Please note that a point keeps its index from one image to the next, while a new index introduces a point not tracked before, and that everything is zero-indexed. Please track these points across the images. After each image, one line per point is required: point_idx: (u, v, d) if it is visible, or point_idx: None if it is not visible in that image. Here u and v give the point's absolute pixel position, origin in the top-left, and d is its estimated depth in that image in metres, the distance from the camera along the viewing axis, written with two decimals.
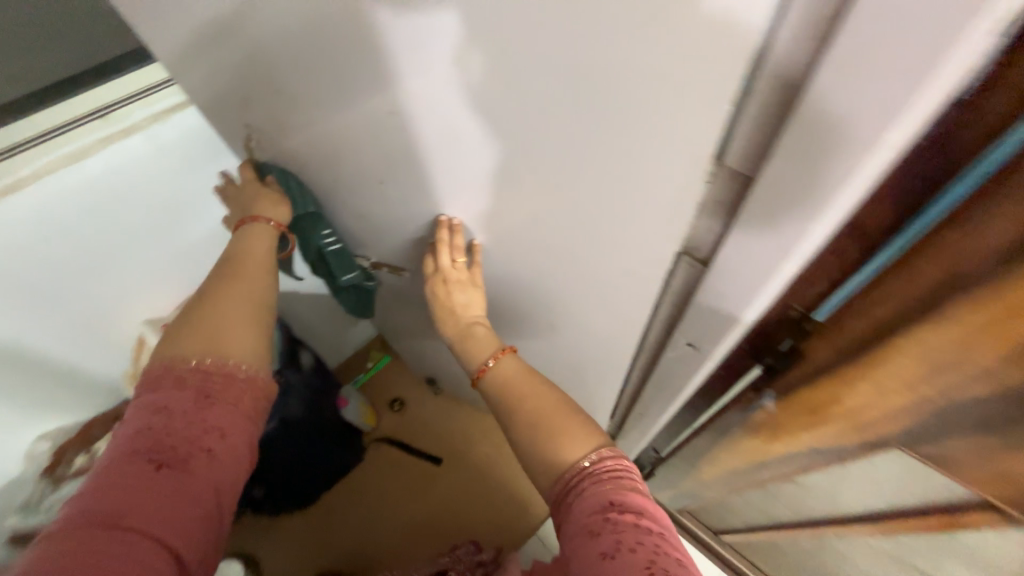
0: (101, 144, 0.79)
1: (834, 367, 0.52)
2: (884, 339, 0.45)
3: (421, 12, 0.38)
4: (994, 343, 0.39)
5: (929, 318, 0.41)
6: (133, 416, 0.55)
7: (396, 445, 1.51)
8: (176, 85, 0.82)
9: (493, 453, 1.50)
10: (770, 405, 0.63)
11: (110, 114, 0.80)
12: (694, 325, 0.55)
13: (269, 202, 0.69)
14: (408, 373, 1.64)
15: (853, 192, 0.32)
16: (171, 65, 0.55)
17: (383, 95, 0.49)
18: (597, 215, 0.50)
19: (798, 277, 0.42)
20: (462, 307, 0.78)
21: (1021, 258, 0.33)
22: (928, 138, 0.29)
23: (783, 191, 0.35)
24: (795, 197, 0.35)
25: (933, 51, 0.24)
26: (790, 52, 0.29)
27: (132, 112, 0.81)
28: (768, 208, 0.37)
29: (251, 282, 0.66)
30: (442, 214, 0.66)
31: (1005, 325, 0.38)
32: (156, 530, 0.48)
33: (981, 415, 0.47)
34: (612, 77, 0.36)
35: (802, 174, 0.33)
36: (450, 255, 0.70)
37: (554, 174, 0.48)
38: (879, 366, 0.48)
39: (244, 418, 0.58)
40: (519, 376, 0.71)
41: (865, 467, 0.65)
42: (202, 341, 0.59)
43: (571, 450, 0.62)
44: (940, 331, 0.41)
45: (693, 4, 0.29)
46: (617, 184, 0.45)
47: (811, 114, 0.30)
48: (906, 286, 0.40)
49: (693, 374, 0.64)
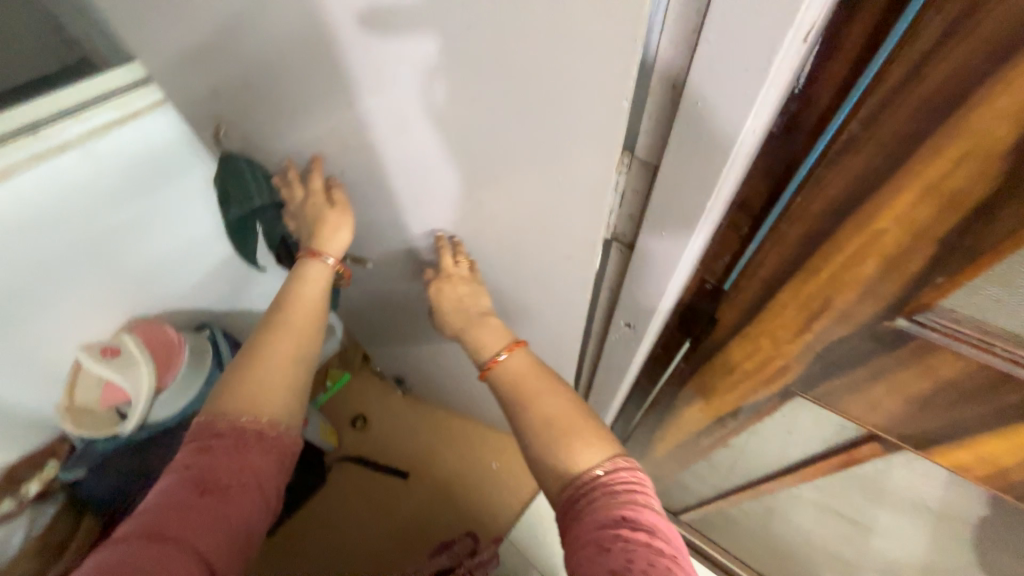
0: (33, 161, 0.71)
1: (718, 353, 0.54)
2: (753, 330, 0.47)
3: (391, 33, 0.37)
4: (874, 359, 0.39)
5: (806, 319, 0.41)
6: (184, 449, 0.50)
7: (359, 463, 1.47)
8: (120, 99, 0.77)
9: (460, 462, 1.48)
10: (700, 398, 0.64)
11: (40, 129, 0.72)
12: (627, 309, 0.57)
13: (330, 228, 0.61)
14: (370, 389, 1.60)
15: (734, 168, 0.36)
16: (177, 62, 0.56)
17: (350, 99, 0.46)
18: (552, 221, 0.49)
19: (707, 247, 0.45)
20: (470, 297, 0.66)
21: (897, 268, 0.32)
22: (776, 124, 0.34)
23: (685, 175, 0.38)
24: (696, 180, 0.38)
25: (759, 49, 0.28)
26: (672, 58, 0.33)
27: (66, 127, 0.73)
28: (675, 190, 0.40)
29: (300, 333, 0.59)
30: (407, 218, 0.62)
31: (857, 320, 0.37)
32: (199, 551, 0.42)
33: (926, 447, 0.43)
34: (553, 96, 0.35)
35: (696, 161, 0.37)
36: (453, 254, 0.63)
37: (518, 179, 0.46)
38: (758, 361, 0.49)
39: (282, 464, 0.52)
40: (532, 375, 0.58)
41: (912, 497, 0.56)
42: (238, 399, 0.51)
43: (580, 456, 0.51)
44: (808, 328, 0.41)
45: (610, 36, 0.30)
46: (562, 193, 0.44)
47: (692, 110, 0.34)
48: (766, 276, 0.41)
49: (632, 359, 0.66)
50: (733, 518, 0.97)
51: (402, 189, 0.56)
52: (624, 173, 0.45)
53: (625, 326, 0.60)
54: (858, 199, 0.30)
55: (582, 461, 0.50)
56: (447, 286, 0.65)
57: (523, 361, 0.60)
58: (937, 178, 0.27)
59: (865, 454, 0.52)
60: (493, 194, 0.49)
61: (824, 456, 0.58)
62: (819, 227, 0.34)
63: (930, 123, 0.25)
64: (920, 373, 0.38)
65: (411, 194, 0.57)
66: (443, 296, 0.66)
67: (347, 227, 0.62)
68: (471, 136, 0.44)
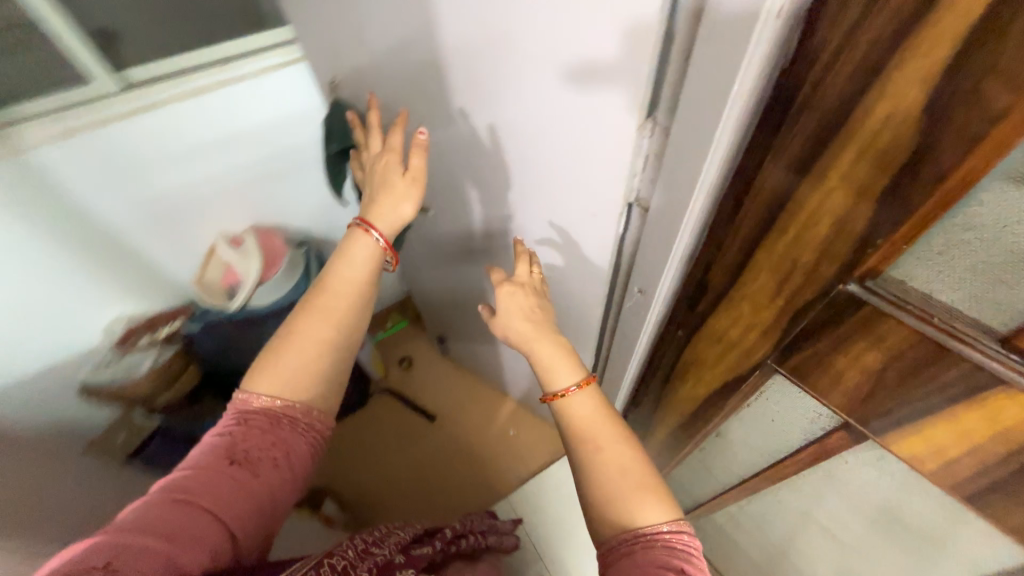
0: (216, 85, 0.98)
1: (707, 322, 0.58)
2: (732, 297, 0.52)
3: (614, 76, 0.44)
4: (837, 327, 0.42)
5: (777, 283, 0.45)
6: (225, 417, 0.56)
7: (399, 398, 1.64)
8: (283, 49, 1.02)
9: (483, 419, 1.60)
10: (697, 375, 0.67)
11: (225, 64, 0.99)
12: (641, 273, 0.65)
13: (386, 203, 0.65)
14: (420, 337, 1.79)
15: (723, 141, 0.41)
16: (329, 23, 0.74)
17: (459, 63, 0.59)
18: (592, 190, 0.58)
19: (706, 215, 0.50)
20: (542, 317, 0.68)
21: (857, 234, 0.36)
22: (770, 101, 0.37)
23: (688, 142, 0.44)
24: (695, 146, 0.43)
25: (740, 20, 0.33)
26: (685, 28, 0.38)
27: (243, 66, 1.00)
28: (682, 151, 0.45)
29: (345, 315, 0.61)
30: (480, 171, 0.74)
31: (820, 287, 0.41)
32: (224, 514, 0.49)
33: (890, 432, 0.44)
34: (617, 84, 0.44)
35: (696, 130, 0.42)
36: (529, 264, 0.72)
37: (608, 174, 0.54)
38: (745, 334, 0.53)
39: (310, 444, 0.57)
40: (605, 418, 0.59)
41: (891, 518, 0.55)
42: (281, 376, 0.56)
43: (645, 512, 0.51)
44: (780, 294, 0.46)
45: (640, 18, 0.38)
46: (602, 167, 0.54)
47: (695, 75, 0.39)
48: (745, 237, 0.45)
49: (643, 326, 0.73)
50: (729, 532, 0.95)
51: (517, 193, 0.71)
52: (648, 138, 0.48)
53: (637, 292, 0.69)
54: (806, 159, 0.36)
55: (648, 518, 0.51)
56: (519, 292, 0.70)
57: (595, 401, 0.60)
58: (873, 135, 0.32)
59: (836, 444, 0.53)
60: (593, 198, 0.59)
61: (801, 451, 0.59)
62: (779, 189, 0.40)
63: (866, 76, 0.30)
64: (872, 344, 0.40)
65: (516, 185, 0.70)
66: (503, 289, 0.70)
67: (410, 198, 0.66)
68: (605, 152, 0.52)
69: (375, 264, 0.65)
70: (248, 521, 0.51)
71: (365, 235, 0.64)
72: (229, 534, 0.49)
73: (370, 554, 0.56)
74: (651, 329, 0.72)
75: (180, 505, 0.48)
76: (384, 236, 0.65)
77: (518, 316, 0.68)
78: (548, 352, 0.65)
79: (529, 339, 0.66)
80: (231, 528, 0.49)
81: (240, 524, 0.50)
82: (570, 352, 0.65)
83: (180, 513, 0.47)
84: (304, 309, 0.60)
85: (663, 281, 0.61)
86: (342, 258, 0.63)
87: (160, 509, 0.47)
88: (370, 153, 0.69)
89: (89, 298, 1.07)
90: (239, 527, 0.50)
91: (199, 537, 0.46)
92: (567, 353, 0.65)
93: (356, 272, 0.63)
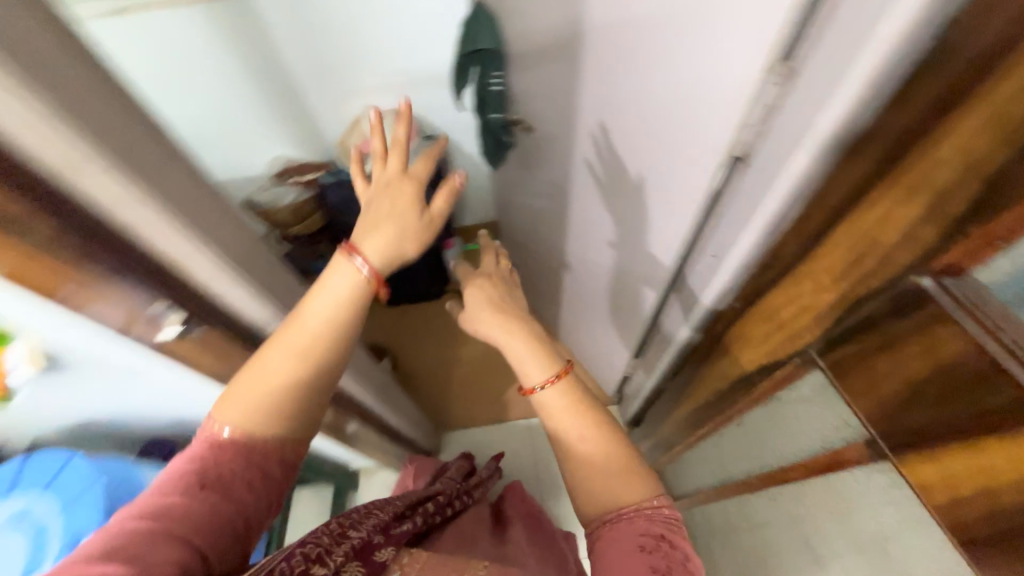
0: None
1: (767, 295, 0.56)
2: (802, 267, 0.48)
3: None
4: (916, 326, 0.38)
5: (855, 259, 0.42)
6: (195, 442, 0.50)
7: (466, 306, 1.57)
8: None
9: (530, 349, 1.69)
10: (742, 352, 0.65)
11: None
12: (718, 236, 0.60)
13: (396, 220, 0.56)
14: None
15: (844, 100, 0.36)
16: None
17: None
18: (697, 126, 0.53)
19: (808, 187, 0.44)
20: (508, 313, 0.72)
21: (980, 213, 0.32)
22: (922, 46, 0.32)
23: (821, 79, 0.38)
24: (823, 87, 0.38)
25: None
26: None
27: None
28: (810, 92, 0.40)
29: (319, 355, 0.52)
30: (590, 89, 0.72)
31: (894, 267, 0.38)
32: (197, 535, 0.44)
33: (905, 446, 0.41)
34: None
35: (833, 66, 0.37)
36: (496, 257, 0.84)
37: (719, 108, 0.48)
38: (803, 315, 0.50)
39: (280, 463, 0.54)
40: (572, 405, 0.62)
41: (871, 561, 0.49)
42: (244, 418, 0.51)
43: (619, 491, 0.57)
44: (855, 274, 0.42)
45: None
46: (717, 100, 0.48)
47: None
48: (835, 203, 0.42)
49: (703, 293, 0.68)
50: (715, 525, 0.95)
51: (630, 138, 0.67)
52: (775, 80, 0.42)
53: (708, 256, 0.64)
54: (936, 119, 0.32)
55: (626, 494, 0.57)
56: (483, 290, 0.76)
57: (567, 392, 0.62)
58: (1008, 103, 0.28)
59: (848, 458, 0.50)
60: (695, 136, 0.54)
61: (813, 458, 0.57)
62: (892, 149, 0.36)
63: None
64: (923, 350, 0.38)
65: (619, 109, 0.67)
66: (472, 295, 0.76)
67: (411, 239, 0.57)
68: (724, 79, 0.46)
69: (358, 299, 0.53)
70: (224, 539, 0.46)
71: (346, 262, 0.53)
72: (200, 549, 0.44)
73: (347, 541, 0.55)
74: (705, 301, 0.68)
75: (149, 527, 0.42)
76: (376, 260, 0.54)
77: (484, 309, 0.73)
78: (518, 343, 0.68)
79: (511, 340, 0.69)
80: (201, 544, 0.44)
81: (214, 543, 0.45)
82: (538, 342, 0.68)
83: (150, 536, 0.41)
84: (271, 347, 0.52)
85: (734, 247, 0.56)
86: (308, 302, 0.52)
87: (135, 531, 0.41)
88: (374, 172, 0.61)
89: (260, 136, 1.33)
90: (213, 544, 0.45)
91: (171, 557, 0.41)
92: (535, 348, 0.67)
93: (343, 290, 0.53)
